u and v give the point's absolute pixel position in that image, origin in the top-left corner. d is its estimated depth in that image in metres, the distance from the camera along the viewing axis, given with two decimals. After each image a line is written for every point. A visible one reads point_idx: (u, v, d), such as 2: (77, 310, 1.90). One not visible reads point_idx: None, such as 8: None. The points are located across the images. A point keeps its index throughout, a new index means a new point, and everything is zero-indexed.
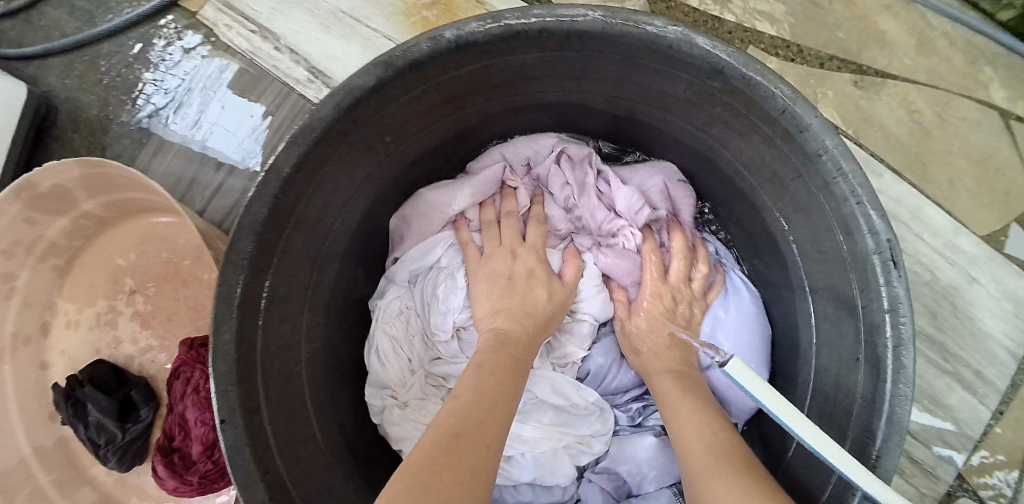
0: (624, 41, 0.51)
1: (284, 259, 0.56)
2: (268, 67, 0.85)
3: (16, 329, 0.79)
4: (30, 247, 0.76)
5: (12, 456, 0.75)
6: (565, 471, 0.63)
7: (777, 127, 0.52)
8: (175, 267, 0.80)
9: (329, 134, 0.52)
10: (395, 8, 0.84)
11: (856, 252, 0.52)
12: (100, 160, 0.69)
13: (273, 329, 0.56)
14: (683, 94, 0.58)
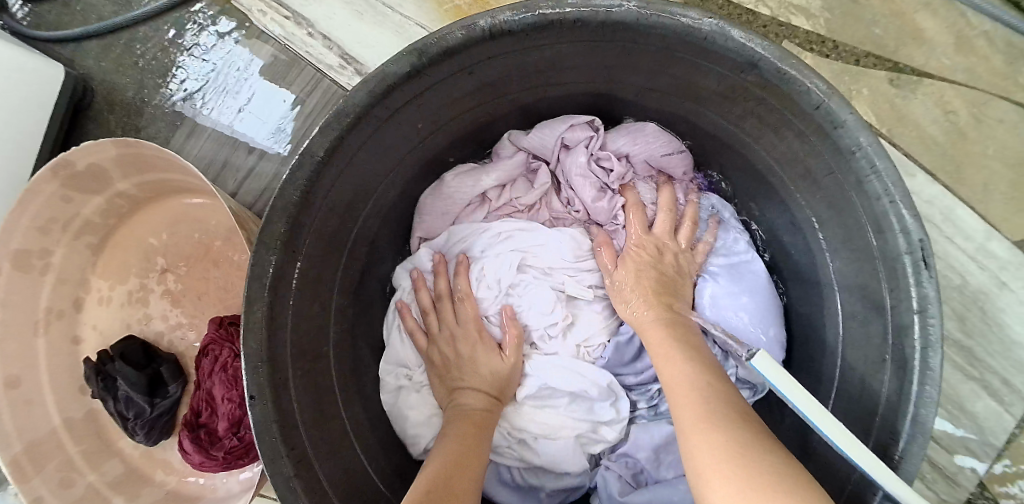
0: (657, 32, 0.51)
1: (315, 241, 0.57)
2: (302, 53, 0.86)
3: (51, 303, 0.81)
4: (66, 224, 0.78)
5: (44, 426, 0.78)
6: (576, 459, 0.64)
7: (811, 122, 0.52)
8: (204, 248, 0.81)
9: (362, 119, 0.53)
10: None
11: (887, 250, 0.51)
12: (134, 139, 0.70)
13: (302, 309, 0.57)
14: (715, 87, 0.58)
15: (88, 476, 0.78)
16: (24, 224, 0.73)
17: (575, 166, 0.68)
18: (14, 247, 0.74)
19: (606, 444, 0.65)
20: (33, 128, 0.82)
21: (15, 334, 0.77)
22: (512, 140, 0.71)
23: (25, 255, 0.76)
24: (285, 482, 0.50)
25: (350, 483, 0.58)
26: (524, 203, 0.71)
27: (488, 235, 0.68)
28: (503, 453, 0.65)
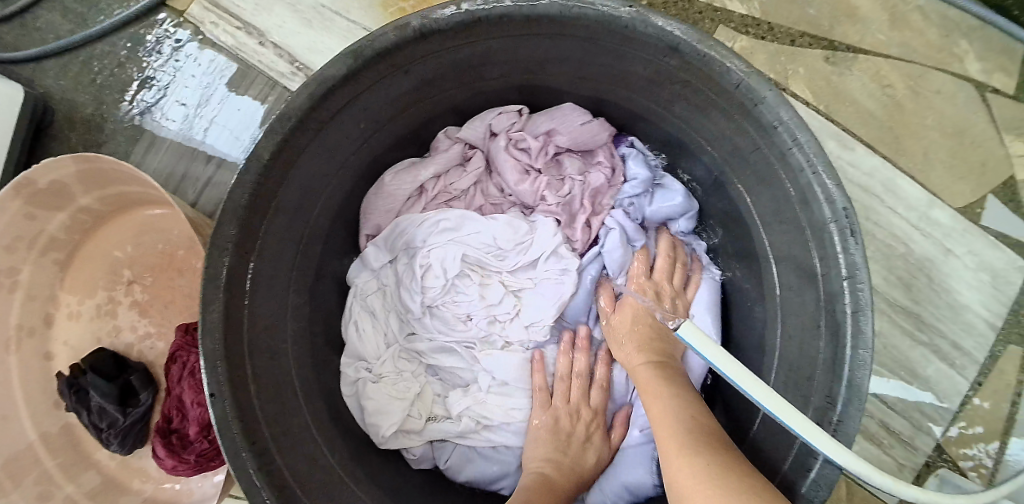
0: (583, 23, 0.53)
1: (268, 242, 0.58)
2: (254, 62, 0.88)
3: (21, 320, 0.82)
4: (32, 242, 0.80)
5: (20, 441, 0.79)
6: None
7: (734, 101, 0.54)
8: (170, 258, 0.82)
9: (305, 122, 0.54)
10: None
11: (814, 221, 0.53)
12: (93, 154, 0.72)
13: (258, 309, 0.59)
14: (643, 72, 0.60)
15: (66, 488, 0.79)
16: None
17: (497, 150, 0.72)
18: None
19: None
20: None
21: None
22: (449, 135, 0.74)
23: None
24: (245, 476, 0.52)
25: (315, 474, 0.59)
26: (456, 188, 0.74)
27: (426, 225, 0.71)
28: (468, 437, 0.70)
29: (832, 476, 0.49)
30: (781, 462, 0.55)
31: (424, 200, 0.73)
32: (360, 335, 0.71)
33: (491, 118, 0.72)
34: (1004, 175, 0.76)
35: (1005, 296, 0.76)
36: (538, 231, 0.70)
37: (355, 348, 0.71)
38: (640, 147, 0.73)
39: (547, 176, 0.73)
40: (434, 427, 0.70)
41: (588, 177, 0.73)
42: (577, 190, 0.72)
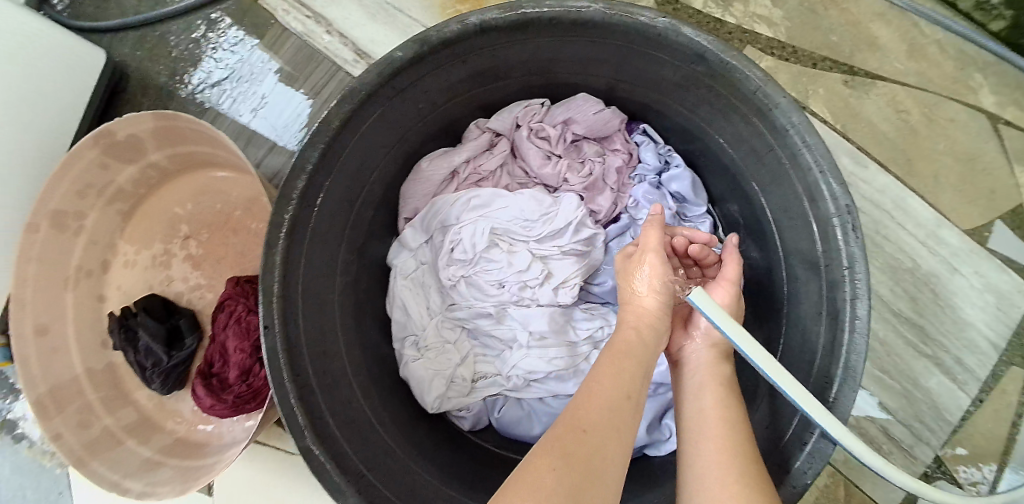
0: (622, 30, 0.60)
1: (328, 200, 0.64)
2: (320, 48, 0.95)
3: (82, 263, 0.89)
4: (102, 190, 0.87)
5: (68, 373, 0.85)
6: None
7: (753, 106, 0.60)
8: (224, 216, 0.88)
9: (372, 98, 0.61)
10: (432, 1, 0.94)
11: (820, 217, 0.58)
12: (173, 113, 0.79)
13: (312, 259, 0.64)
14: (672, 77, 0.66)
15: (105, 420, 0.85)
16: (64, 187, 0.81)
17: (519, 139, 0.74)
18: (51, 208, 0.82)
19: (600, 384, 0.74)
20: (74, 105, 0.91)
21: (47, 288, 0.85)
22: (478, 125, 0.77)
23: (60, 215, 0.84)
24: (286, 403, 0.57)
25: (348, 413, 0.64)
26: (486, 169, 0.76)
27: (458, 203, 0.73)
28: (524, 391, 0.74)
29: (825, 448, 0.54)
30: (779, 437, 0.60)
31: (454, 182, 0.76)
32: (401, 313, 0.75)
33: (515, 110, 0.74)
34: (1012, 202, 0.81)
35: (1008, 317, 0.80)
36: (562, 205, 0.72)
37: (399, 324, 0.76)
38: (653, 133, 0.75)
39: (569, 159, 0.75)
40: (486, 385, 0.75)
41: (607, 159, 0.74)
42: (598, 170, 0.74)
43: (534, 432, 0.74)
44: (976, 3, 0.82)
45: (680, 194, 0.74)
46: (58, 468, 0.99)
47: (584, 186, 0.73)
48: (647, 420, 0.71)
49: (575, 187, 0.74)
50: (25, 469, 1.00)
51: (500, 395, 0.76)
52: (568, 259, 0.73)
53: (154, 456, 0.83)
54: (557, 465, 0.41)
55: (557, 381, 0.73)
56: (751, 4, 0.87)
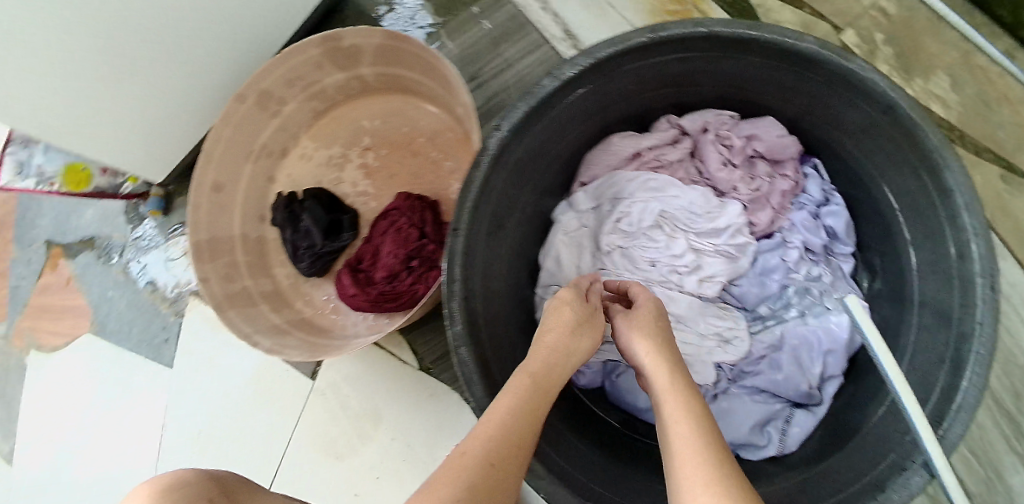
0: (829, 66, 0.65)
1: (532, 144, 0.70)
2: (531, 22, 0.93)
3: (267, 143, 0.97)
4: (307, 86, 0.94)
5: (228, 232, 0.94)
6: (707, 373, 0.78)
7: (925, 158, 0.63)
8: (407, 140, 0.94)
9: (593, 73, 0.67)
10: (647, 3, 0.90)
11: (964, 271, 0.62)
12: (402, 35, 0.85)
13: (506, 189, 0.70)
14: (859, 117, 0.70)
15: (246, 281, 0.94)
16: (277, 73, 0.90)
17: (704, 142, 0.80)
18: (261, 86, 0.90)
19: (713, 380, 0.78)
20: (298, 7, 1.00)
21: (232, 155, 0.93)
22: (668, 120, 0.82)
23: (266, 95, 0.92)
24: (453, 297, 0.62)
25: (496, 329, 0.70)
26: (666, 160, 0.81)
27: (635, 182, 0.80)
28: None
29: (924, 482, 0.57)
30: (879, 461, 0.65)
31: (633, 164, 0.82)
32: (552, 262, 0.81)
33: (708, 116, 0.80)
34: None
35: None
36: (728, 209, 0.78)
37: (548, 273, 0.82)
38: (822, 171, 0.81)
39: (744, 171, 0.80)
40: (609, 350, 0.80)
41: (777, 181, 0.80)
42: (768, 189, 0.79)
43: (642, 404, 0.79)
44: None
45: (833, 229, 0.80)
46: (172, 317, 1.06)
47: (751, 199, 0.79)
48: (752, 420, 0.75)
49: (742, 198, 0.80)
50: (142, 309, 1.08)
51: (620, 364, 0.80)
52: (719, 258, 0.79)
53: (283, 325, 0.91)
54: (488, 456, 0.46)
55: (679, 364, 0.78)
56: (930, 82, 0.90)
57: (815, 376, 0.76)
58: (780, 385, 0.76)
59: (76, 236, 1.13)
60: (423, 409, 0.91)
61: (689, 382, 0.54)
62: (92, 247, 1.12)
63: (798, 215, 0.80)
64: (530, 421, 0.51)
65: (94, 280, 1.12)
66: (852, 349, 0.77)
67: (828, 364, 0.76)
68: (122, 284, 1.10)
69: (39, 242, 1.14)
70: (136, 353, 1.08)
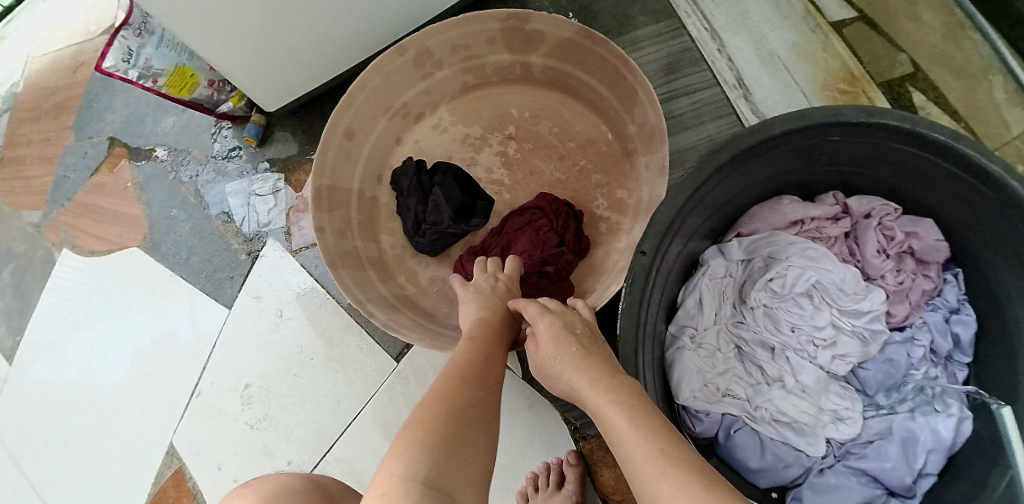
0: (1001, 191, 0.69)
1: (720, 182, 0.74)
2: (707, 61, 0.96)
3: (409, 104, 0.91)
4: (469, 57, 0.90)
5: (346, 184, 0.88)
6: (818, 447, 0.78)
7: None
8: (556, 141, 0.91)
9: (798, 134, 0.72)
10: (818, 76, 0.95)
11: None
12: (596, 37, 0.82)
13: (681, 220, 0.72)
14: (1018, 241, 0.72)
15: (355, 241, 0.87)
16: (446, 36, 0.86)
17: (866, 226, 0.84)
18: (426, 45, 0.85)
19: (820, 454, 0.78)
20: None
21: (372, 106, 0.87)
22: (833, 198, 0.88)
23: (426, 54, 0.87)
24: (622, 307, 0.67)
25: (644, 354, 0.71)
26: (825, 234, 0.85)
27: (794, 247, 0.83)
28: (760, 424, 0.79)
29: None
30: None
31: (793, 229, 0.86)
32: (694, 304, 0.82)
33: (873, 205, 0.85)
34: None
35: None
36: (875, 294, 0.80)
37: (688, 313, 0.82)
38: (960, 281, 0.83)
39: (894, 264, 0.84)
40: (731, 404, 0.79)
41: (920, 280, 0.83)
42: (911, 285, 0.83)
43: (750, 464, 0.79)
44: None
45: (959, 337, 0.82)
46: (243, 255, 0.95)
47: (895, 291, 0.82)
48: None
49: (887, 288, 0.83)
50: (208, 239, 0.96)
51: (737, 420, 0.80)
52: (853, 338, 0.80)
53: (389, 297, 0.85)
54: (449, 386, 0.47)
55: (793, 432, 0.78)
56: None
57: (919, 471, 0.77)
58: (888, 473, 0.76)
59: (149, 143, 0.99)
60: (516, 420, 0.86)
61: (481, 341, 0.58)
62: (160, 157, 0.99)
63: (932, 317, 0.82)
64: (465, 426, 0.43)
65: (156, 194, 0.98)
66: (955, 453, 0.79)
67: (931, 463, 0.77)
68: (190, 207, 0.97)
69: (102, 136, 1.02)
70: (189, 284, 0.96)
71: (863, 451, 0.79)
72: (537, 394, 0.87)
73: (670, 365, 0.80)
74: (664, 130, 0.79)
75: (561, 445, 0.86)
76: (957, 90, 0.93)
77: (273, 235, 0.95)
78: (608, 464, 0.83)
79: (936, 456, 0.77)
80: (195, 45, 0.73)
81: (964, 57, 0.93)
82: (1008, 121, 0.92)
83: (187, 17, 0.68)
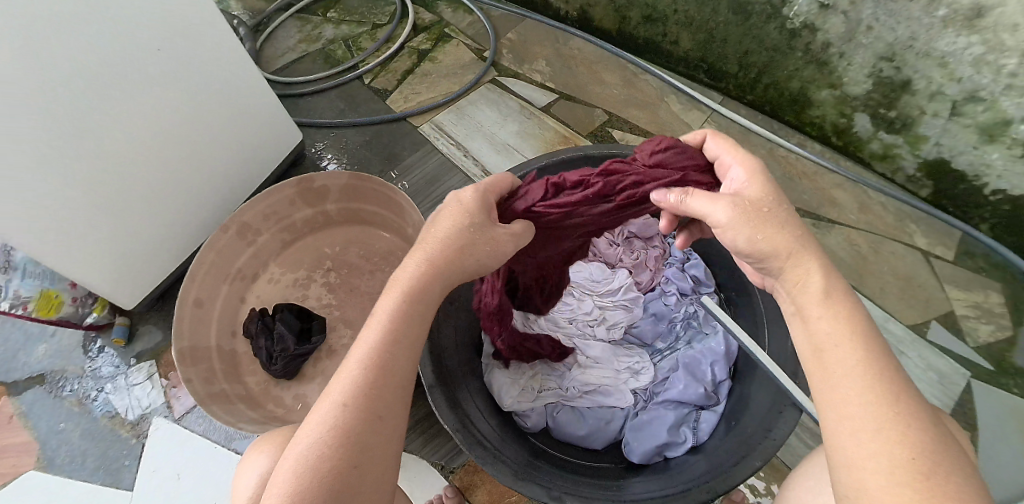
0: None
1: None
2: (458, 164, 1.27)
3: (243, 267, 1.13)
4: (280, 219, 1.15)
5: (205, 340, 1.06)
6: (625, 397, 0.98)
7: None
8: (367, 258, 1.18)
9: None
10: (541, 147, 1.27)
11: None
12: (364, 177, 1.12)
13: None
14: None
15: (223, 384, 1.03)
16: (258, 208, 1.11)
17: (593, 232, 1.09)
18: (243, 219, 1.09)
19: (627, 404, 0.98)
20: (263, 165, 1.23)
21: (212, 275, 1.08)
22: None
23: (246, 226, 1.11)
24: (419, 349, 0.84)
25: (457, 380, 0.90)
26: None
27: None
28: (577, 401, 0.98)
29: (792, 417, 0.81)
30: (763, 439, 0.81)
31: None
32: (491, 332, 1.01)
33: None
34: (942, 310, 1.09)
35: (951, 393, 1.01)
36: (615, 275, 1.05)
37: (489, 341, 1.00)
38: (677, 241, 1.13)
39: (623, 248, 1.09)
40: (547, 394, 0.98)
41: (648, 252, 1.10)
42: (643, 258, 1.08)
43: (581, 433, 0.96)
44: (906, 177, 1.17)
45: (697, 276, 1.08)
46: (132, 439, 1.09)
47: (633, 266, 1.08)
48: (665, 426, 0.93)
49: (627, 266, 1.08)
50: (97, 437, 1.09)
51: (558, 405, 0.98)
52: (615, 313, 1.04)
53: (260, 417, 1.01)
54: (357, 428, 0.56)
55: (603, 394, 0.98)
56: None
57: (709, 384, 0.96)
58: (685, 394, 0.96)
59: (25, 374, 1.15)
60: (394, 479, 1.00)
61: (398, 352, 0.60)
62: (42, 383, 1.14)
63: (668, 272, 1.09)
64: (394, 364, 0.59)
65: (41, 416, 1.11)
66: (731, 361, 0.99)
67: (717, 373, 0.97)
68: (76, 415, 1.11)
69: None
70: (89, 483, 1.06)
71: (660, 387, 1.00)
72: (405, 453, 1.02)
73: (489, 385, 0.96)
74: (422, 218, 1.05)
75: (436, 486, 0.99)
76: (644, 117, 1.29)
77: (156, 412, 1.11)
78: (479, 485, 0.99)
79: (714, 366, 0.98)
80: (62, 267, 0.97)
81: (643, 94, 1.32)
82: (688, 123, 1.28)
83: (57, 246, 0.93)
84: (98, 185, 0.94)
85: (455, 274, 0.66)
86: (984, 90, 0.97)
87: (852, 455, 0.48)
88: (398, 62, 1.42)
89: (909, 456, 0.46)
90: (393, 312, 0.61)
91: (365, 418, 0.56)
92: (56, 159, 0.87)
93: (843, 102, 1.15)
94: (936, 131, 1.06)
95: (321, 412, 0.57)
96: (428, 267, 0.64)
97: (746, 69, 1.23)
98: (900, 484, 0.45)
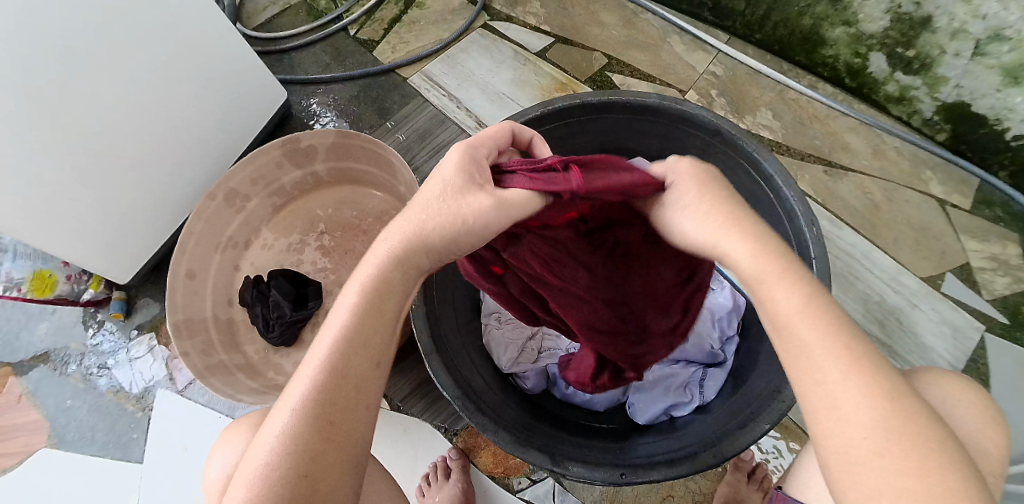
0: (671, 116, 0.90)
1: None
2: (451, 117, 1.21)
3: (233, 235, 1.10)
4: (268, 184, 1.10)
5: (201, 312, 1.04)
6: None
7: (747, 162, 0.87)
8: (359, 219, 1.14)
9: None
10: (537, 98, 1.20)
11: (795, 231, 0.84)
12: (352, 134, 1.07)
13: None
14: (697, 149, 0.93)
15: (222, 355, 1.03)
16: (245, 174, 1.05)
17: None
18: (230, 185, 1.05)
19: None
20: (247, 126, 1.17)
21: (202, 246, 1.05)
22: None
23: (233, 192, 1.06)
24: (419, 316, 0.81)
25: (455, 344, 0.87)
26: None
27: None
28: None
29: None
30: (770, 402, 0.79)
31: None
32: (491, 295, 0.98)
33: None
34: (958, 261, 1.06)
35: (963, 347, 1.01)
36: None
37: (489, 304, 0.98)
38: None
39: None
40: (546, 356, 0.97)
41: None
42: None
43: (582, 396, 0.96)
44: (923, 120, 1.11)
45: None
46: (138, 412, 1.09)
47: None
48: (671, 384, 0.93)
49: None
50: (104, 411, 1.10)
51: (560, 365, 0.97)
52: None
53: (261, 388, 1.00)
54: (302, 467, 0.47)
55: None
56: (757, 117, 1.17)
57: (716, 343, 0.96)
58: (690, 352, 0.96)
59: (27, 353, 1.13)
60: (400, 443, 1.02)
61: (365, 357, 0.50)
62: (45, 361, 1.13)
63: None
64: (359, 371, 0.50)
65: (48, 394, 1.11)
66: (735, 318, 0.98)
67: (725, 330, 0.96)
68: (82, 392, 1.11)
69: None
70: (102, 458, 1.08)
71: None
72: (407, 417, 1.03)
73: (489, 347, 0.95)
74: (414, 179, 1.00)
75: (440, 447, 1.02)
76: (646, 60, 1.22)
77: (159, 386, 1.11)
78: (482, 448, 1.01)
79: (721, 323, 0.97)
80: (46, 246, 0.93)
81: (644, 35, 1.24)
82: (692, 65, 1.22)
83: (35, 227, 0.89)
84: (71, 161, 0.89)
85: (414, 264, 0.54)
86: (1010, 28, 0.90)
87: (840, 427, 0.43)
88: (385, 10, 1.33)
89: (902, 431, 0.41)
90: (358, 303, 0.51)
91: (298, 493, 0.46)
92: (30, 143, 0.82)
93: (859, 41, 1.08)
94: (957, 73, 1.00)
95: (262, 445, 0.48)
96: (395, 245, 0.53)
97: (754, 5, 1.15)
98: (893, 472, 0.40)
